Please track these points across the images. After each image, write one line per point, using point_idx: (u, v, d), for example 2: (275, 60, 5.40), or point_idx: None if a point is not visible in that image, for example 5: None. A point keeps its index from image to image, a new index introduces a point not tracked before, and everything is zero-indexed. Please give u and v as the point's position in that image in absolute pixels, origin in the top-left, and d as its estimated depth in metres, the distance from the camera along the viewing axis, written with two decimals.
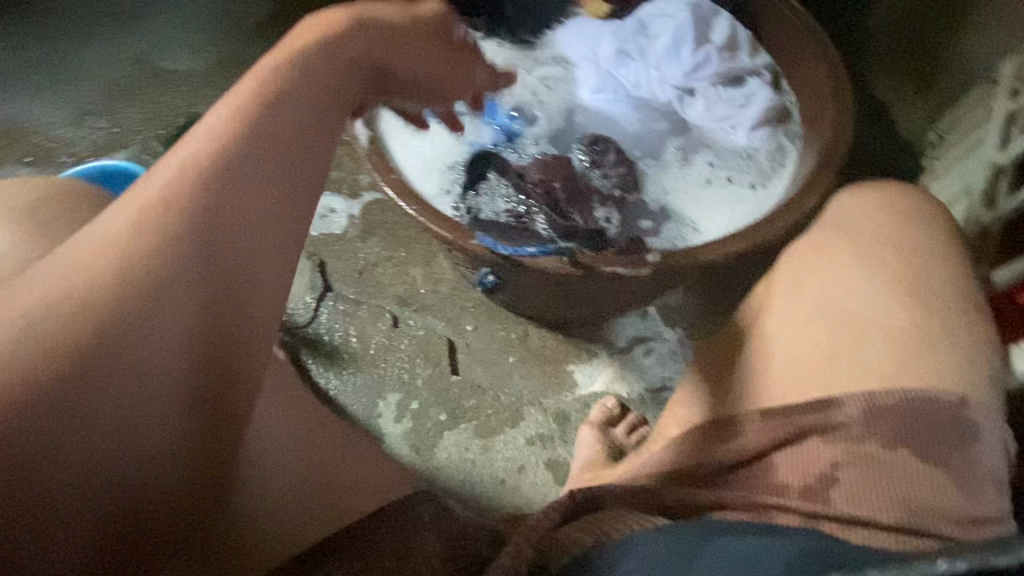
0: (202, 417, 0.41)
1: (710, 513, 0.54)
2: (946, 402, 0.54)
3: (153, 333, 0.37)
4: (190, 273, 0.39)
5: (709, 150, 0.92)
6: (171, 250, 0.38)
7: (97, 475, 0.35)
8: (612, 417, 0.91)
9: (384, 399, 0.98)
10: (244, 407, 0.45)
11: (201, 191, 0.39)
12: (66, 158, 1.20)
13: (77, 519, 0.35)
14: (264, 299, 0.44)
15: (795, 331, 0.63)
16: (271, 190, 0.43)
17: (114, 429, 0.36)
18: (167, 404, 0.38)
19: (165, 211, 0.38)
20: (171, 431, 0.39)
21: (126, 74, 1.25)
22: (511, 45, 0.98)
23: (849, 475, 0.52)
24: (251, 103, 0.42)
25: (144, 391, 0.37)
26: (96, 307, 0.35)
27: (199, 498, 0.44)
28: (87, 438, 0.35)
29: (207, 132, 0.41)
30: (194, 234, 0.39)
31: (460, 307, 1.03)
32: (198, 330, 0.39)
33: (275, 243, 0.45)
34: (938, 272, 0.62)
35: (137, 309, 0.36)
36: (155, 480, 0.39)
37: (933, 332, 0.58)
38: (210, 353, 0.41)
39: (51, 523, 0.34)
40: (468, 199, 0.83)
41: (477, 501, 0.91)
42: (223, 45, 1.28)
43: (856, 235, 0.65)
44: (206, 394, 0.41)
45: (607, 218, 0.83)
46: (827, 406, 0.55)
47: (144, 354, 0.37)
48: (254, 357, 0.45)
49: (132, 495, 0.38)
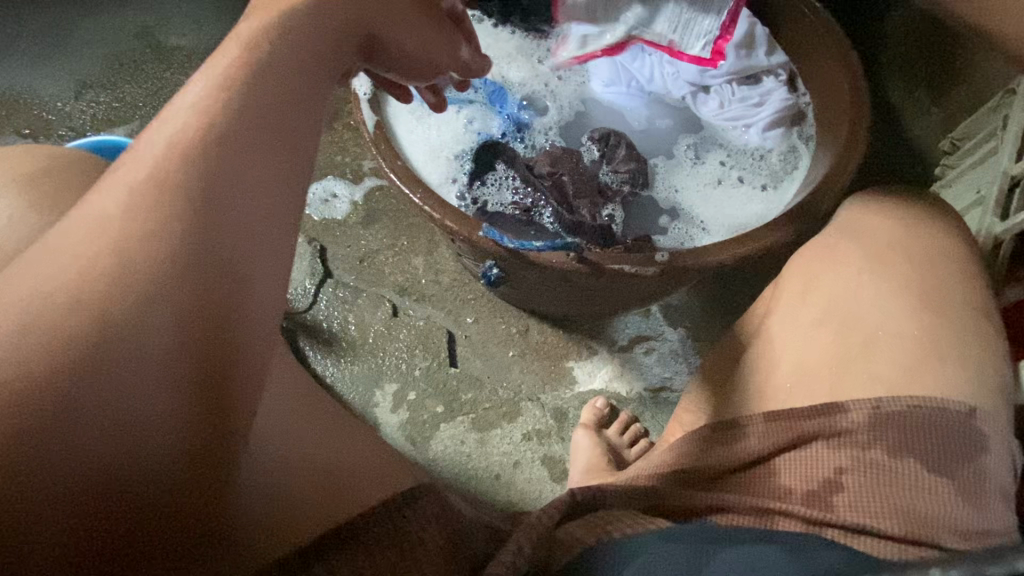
0: (203, 405, 0.37)
1: (712, 517, 0.53)
2: (955, 413, 0.53)
3: (144, 319, 0.35)
4: (182, 254, 0.37)
5: (722, 150, 0.91)
6: (150, 226, 0.37)
7: (87, 481, 0.33)
8: (604, 417, 0.90)
9: (381, 389, 0.97)
10: (255, 399, 0.42)
11: (188, 172, 0.39)
12: (64, 132, 1.18)
13: (71, 505, 0.33)
14: (270, 280, 0.42)
15: (800, 339, 0.62)
16: (258, 164, 0.42)
17: (103, 429, 0.33)
18: (167, 402, 0.36)
19: (153, 194, 0.38)
20: (170, 418, 0.36)
21: (127, 48, 1.23)
22: (523, 33, 0.95)
23: (853, 481, 0.51)
24: (225, 80, 0.42)
25: (137, 387, 0.34)
26: (75, 293, 0.34)
27: (205, 498, 0.39)
28: (73, 438, 0.32)
29: (212, 111, 0.41)
30: (179, 211, 0.38)
31: (461, 299, 1.02)
32: (195, 318, 0.37)
33: (275, 221, 0.43)
34: (948, 281, 0.61)
35: (124, 294, 0.35)
36: (154, 472, 0.35)
37: (944, 340, 0.57)
38: (209, 343, 0.38)
39: (45, 506, 0.32)
40: (475, 190, 0.82)
41: (473, 495, 0.91)
42: (228, 21, 1.26)
43: (869, 240, 0.64)
44: (209, 390, 0.38)
45: (612, 215, 0.82)
46: (832, 411, 0.55)
47: (136, 342, 0.34)
48: (262, 348, 0.42)
49: (130, 506, 0.35)
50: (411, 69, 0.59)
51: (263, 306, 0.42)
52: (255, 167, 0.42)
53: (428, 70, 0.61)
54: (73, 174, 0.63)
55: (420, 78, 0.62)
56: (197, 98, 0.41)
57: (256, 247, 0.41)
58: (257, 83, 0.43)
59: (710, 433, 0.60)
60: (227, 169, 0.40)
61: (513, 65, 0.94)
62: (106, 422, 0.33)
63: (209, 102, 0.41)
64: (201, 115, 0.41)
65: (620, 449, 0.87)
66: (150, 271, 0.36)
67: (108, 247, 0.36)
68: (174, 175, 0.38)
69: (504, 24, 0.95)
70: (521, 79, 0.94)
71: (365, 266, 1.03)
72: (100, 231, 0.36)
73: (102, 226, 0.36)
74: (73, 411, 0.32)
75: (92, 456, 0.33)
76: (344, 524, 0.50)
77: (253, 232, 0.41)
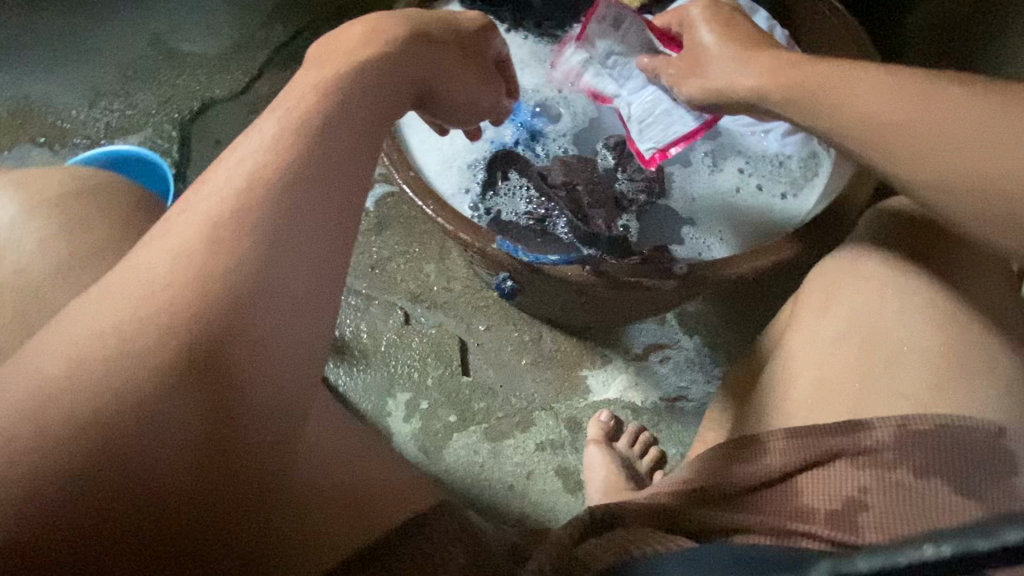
0: (230, 405, 0.38)
1: (733, 536, 0.51)
2: (985, 433, 0.50)
3: (172, 331, 0.36)
4: (210, 280, 0.38)
5: (741, 156, 0.87)
6: (184, 255, 0.38)
7: (98, 526, 0.33)
8: (611, 430, 0.88)
9: (393, 398, 0.96)
10: (285, 420, 0.41)
11: (221, 208, 0.40)
12: (79, 140, 1.19)
13: (101, 504, 0.33)
14: (308, 299, 0.42)
15: (821, 352, 0.59)
16: (277, 191, 0.41)
17: (111, 474, 0.33)
18: (175, 427, 0.36)
19: (190, 231, 0.39)
20: (198, 420, 0.36)
21: (139, 55, 1.23)
22: (536, 38, 0.93)
23: (878, 500, 0.49)
24: (261, 122, 0.44)
25: (153, 425, 0.35)
26: (119, 322, 0.36)
27: (236, 501, 0.39)
28: (83, 484, 0.33)
29: (244, 152, 0.42)
30: (206, 242, 0.39)
31: (473, 306, 1.01)
32: (215, 334, 0.37)
33: (312, 237, 0.43)
34: (973, 295, 0.59)
35: (155, 316, 0.36)
36: (184, 471, 0.36)
37: (970, 357, 0.55)
38: (232, 376, 0.38)
39: (79, 506, 0.33)
40: (488, 200, 0.81)
41: (485, 505, 0.90)
42: (240, 27, 1.26)
43: (896, 254, 0.62)
44: (232, 396, 0.38)
45: (627, 225, 0.80)
46: (857, 428, 0.52)
47: (160, 351, 0.36)
48: (297, 372, 0.41)
49: (155, 512, 0.35)
50: (454, 115, 0.62)
51: (290, 337, 0.40)
52: (285, 193, 0.41)
53: (470, 114, 0.64)
54: (88, 191, 0.63)
55: (461, 122, 0.64)
56: (236, 144, 0.44)
57: (282, 272, 0.40)
58: (287, 111, 0.45)
59: (728, 449, 0.58)
60: (259, 196, 0.41)
61: (526, 72, 0.92)
62: (117, 465, 0.34)
63: (243, 143, 0.43)
64: (233, 159, 0.42)
65: (632, 461, 0.86)
66: (180, 297, 0.37)
67: (140, 294, 0.37)
68: (207, 214, 0.40)
69: (516, 29, 0.93)
70: (534, 86, 0.92)
71: (378, 273, 1.03)
72: (142, 271, 0.38)
73: (147, 265, 0.38)
74: (84, 455, 0.33)
75: (103, 497, 0.33)
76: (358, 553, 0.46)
77: (284, 252, 0.41)
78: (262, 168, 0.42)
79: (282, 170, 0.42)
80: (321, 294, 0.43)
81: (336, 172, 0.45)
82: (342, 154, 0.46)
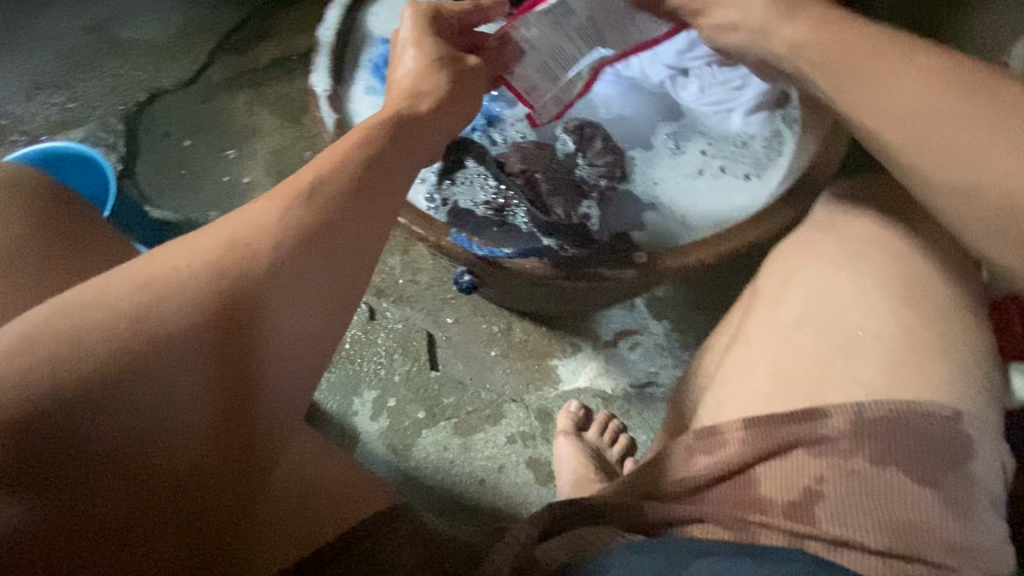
0: (232, 369, 0.39)
1: (692, 528, 0.51)
2: (938, 417, 0.50)
3: (173, 303, 0.37)
4: (207, 275, 0.39)
5: (703, 137, 0.86)
6: (198, 255, 0.40)
7: (95, 464, 0.33)
8: (581, 421, 0.88)
9: (360, 396, 0.94)
10: (283, 398, 0.42)
11: (237, 225, 0.42)
12: (17, 137, 1.11)
13: (102, 442, 0.33)
14: (268, 305, 0.41)
15: (780, 338, 0.58)
16: (257, 213, 0.43)
17: (110, 418, 0.34)
18: (176, 383, 0.36)
19: (207, 237, 0.42)
20: (200, 378, 0.37)
21: (79, 43, 1.16)
22: None
23: (835, 490, 0.48)
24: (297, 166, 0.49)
25: (153, 380, 0.35)
26: (118, 298, 0.37)
27: (230, 461, 0.39)
28: (85, 440, 0.33)
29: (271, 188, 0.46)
30: (213, 249, 0.41)
31: (440, 299, 0.99)
32: (218, 311, 0.39)
33: (263, 236, 0.42)
34: (933, 276, 0.58)
35: (159, 293, 0.38)
36: (184, 424, 0.36)
37: (925, 339, 0.55)
38: (232, 346, 0.39)
39: (80, 442, 0.33)
40: (445, 189, 0.77)
41: (456, 501, 0.89)
42: (184, 11, 1.19)
43: (849, 237, 0.61)
44: (234, 362, 0.39)
45: (588, 211, 0.77)
46: (813, 416, 0.51)
47: (161, 316, 0.37)
48: (295, 358, 0.42)
49: (152, 459, 0.35)
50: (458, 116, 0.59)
51: (292, 339, 0.42)
52: (278, 211, 0.44)
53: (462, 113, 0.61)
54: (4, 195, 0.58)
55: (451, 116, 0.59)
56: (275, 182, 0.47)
57: (277, 286, 0.41)
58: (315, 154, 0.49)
59: (691, 440, 0.56)
60: (258, 216, 0.43)
61: None
62: (116, 412, 0.34)
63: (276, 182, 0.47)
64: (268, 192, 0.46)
65: (603, 451, 0.86)
66: (186, 281, 0.39)
67: (146, 277, 0.38)
68: (222, 227, 0.42)
69: None
70: None
71: None
72: (152, 263, 0.40)
73: (156, 262, 0.40)
74: (84, 398, 0.33)
75: (103, 439, 0.33)
76: (317, 551, 0.45)
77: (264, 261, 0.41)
78: (270, 199, 0.45)
79: (286, 198, 0.45)
80: (276, 294, 0.41)
81: (293, 186, 0.45)
82: (309, 174, 0.46)
